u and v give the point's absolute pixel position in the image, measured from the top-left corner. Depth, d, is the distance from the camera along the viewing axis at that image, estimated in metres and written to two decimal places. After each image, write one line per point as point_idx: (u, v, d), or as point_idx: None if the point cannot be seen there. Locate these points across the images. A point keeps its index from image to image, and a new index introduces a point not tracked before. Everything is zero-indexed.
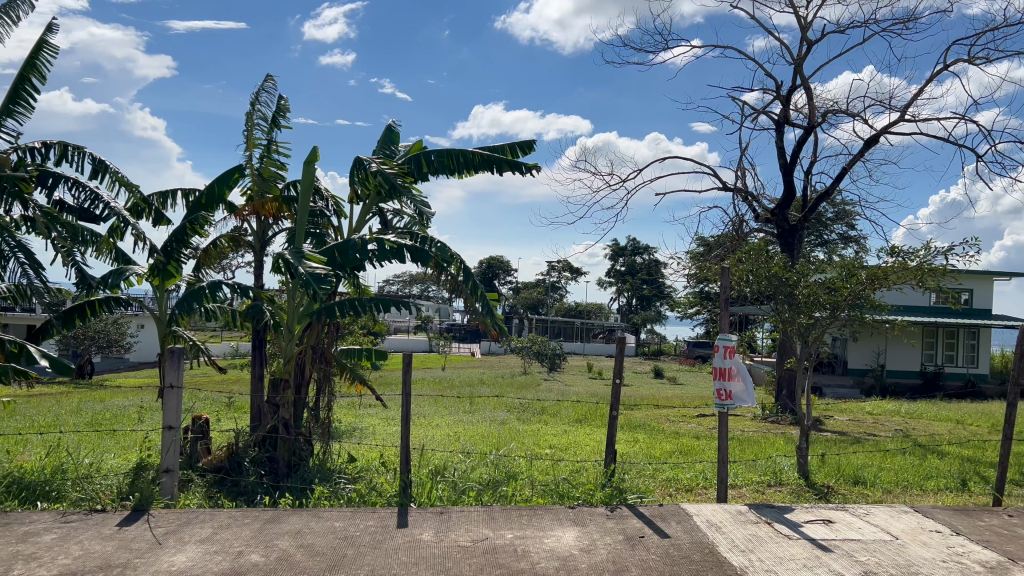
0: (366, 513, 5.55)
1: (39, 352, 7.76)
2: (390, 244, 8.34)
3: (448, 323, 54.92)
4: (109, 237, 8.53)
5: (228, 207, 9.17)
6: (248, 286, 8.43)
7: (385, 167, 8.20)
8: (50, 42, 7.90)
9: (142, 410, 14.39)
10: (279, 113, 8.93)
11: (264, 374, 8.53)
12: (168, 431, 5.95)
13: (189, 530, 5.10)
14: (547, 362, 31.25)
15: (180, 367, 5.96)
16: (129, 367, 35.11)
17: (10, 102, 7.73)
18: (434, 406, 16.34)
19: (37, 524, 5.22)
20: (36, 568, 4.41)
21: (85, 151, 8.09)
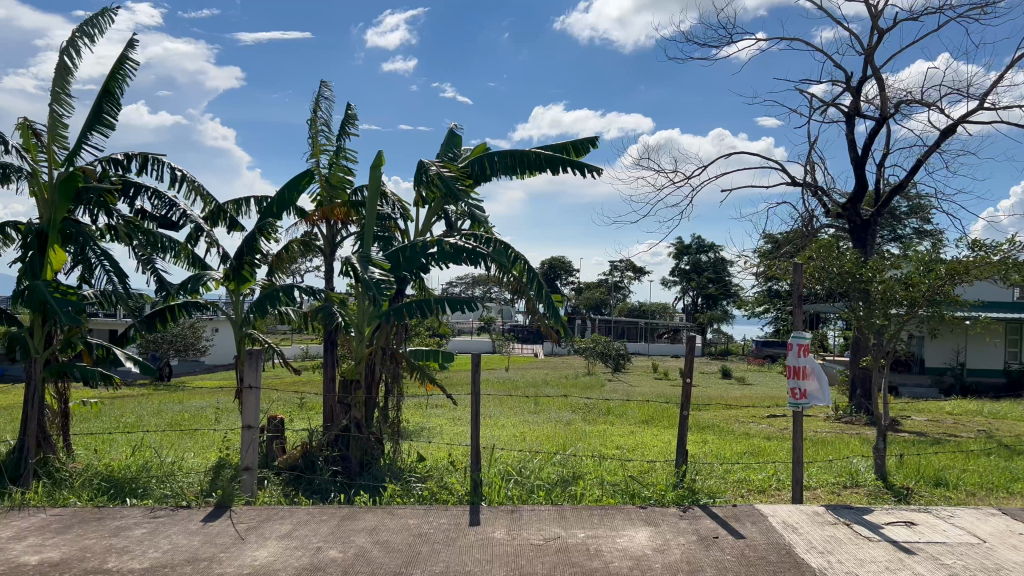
0: (438, 511, 5.62)
1: (123, 357, 8.10)
2: (452, 247, 8.43)
3: (511, 324, 55.13)
4: (187, 243, 8.83)
5: (299, 213, 9.39)
6: (320, 289, 8.62)
7: (446, 170, 8.35)
8: (130, 57, 8.20)
9: (219, 411, 14.90)
10: (345, 120, 9.11)
11: (336, 375, 8.71)
12: (247, 431, 6.14)
13: (269, 526, 5.26)
14: (611, 362, 31.07)
15: (259, 368, 6.16)
16: (205, 370, 36.39)
17: (95, 116, 8.08)
18: (500, 406, 16.45)
19: (127, 519, 5.45)
20: (128, 560, 4.61)
21: (163, 161, 8.38)
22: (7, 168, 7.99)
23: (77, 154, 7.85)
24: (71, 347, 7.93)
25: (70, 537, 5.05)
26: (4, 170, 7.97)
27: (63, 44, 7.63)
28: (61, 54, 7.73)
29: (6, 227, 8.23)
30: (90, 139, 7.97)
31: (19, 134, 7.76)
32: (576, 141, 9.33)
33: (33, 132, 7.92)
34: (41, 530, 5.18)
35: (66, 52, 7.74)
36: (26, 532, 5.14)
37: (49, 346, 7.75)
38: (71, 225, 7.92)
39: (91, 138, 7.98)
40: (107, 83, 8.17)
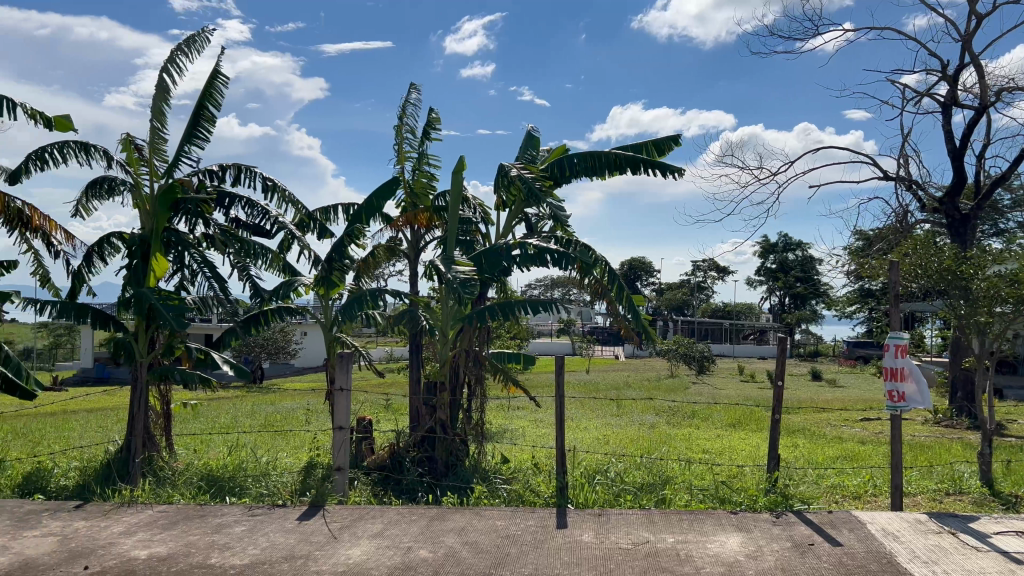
0: (526, 512, 5.64)
1: (220, 360, 8.41)
2: (534, 248, 8.43)
3: (592, 326, 54.91)
4: (279, 250, 9.14)
5: (385, 219, 9.58)
6: (405, 293, 8.78)
7: (527, 172, 8.37)
8: (223, 71, 8.54)
9: (309, 412, 15.34)
10: (428, 125, 9.27)
11: (421, 377, 8.85)
12: (338, 431, 6.30)
13: (362, 525, 5.38)
14: (695, 364, 30.49)
15: (349, 370, 6.32)
16: (296, 373, 37.58)
17: (191, 130, 8.45)
18: (582, 408, 16.40)
19: (227, 517, 5.67)
20: (230, 556, 4.79)
21: (255, 172, 8.69)
22: (112, 181, 8.44)
23: (176, 166, 8.23)
24: (173, 350, 8.34)
25: (175, 533, 5.28)
26: (110, 183, 8.43)
27: (164, 62, 8.02)
28: (162, 72, 8.12)
29: (111, 238, 8.69)
30: (188, 152, 8.33)
31: (122, 149, 8.18)
32: (657, 140, 9.22)
33: (135, 146, 8.32)
34: (149, 526, 5.44)
35: (166, 70, 8.12)
36: (136, 528, 5.40)
37: (153, 349, 8.15)
38: (172, 234, 8.31)
39: (188, 151, 8.35)
40: (202, 97, 8.53)
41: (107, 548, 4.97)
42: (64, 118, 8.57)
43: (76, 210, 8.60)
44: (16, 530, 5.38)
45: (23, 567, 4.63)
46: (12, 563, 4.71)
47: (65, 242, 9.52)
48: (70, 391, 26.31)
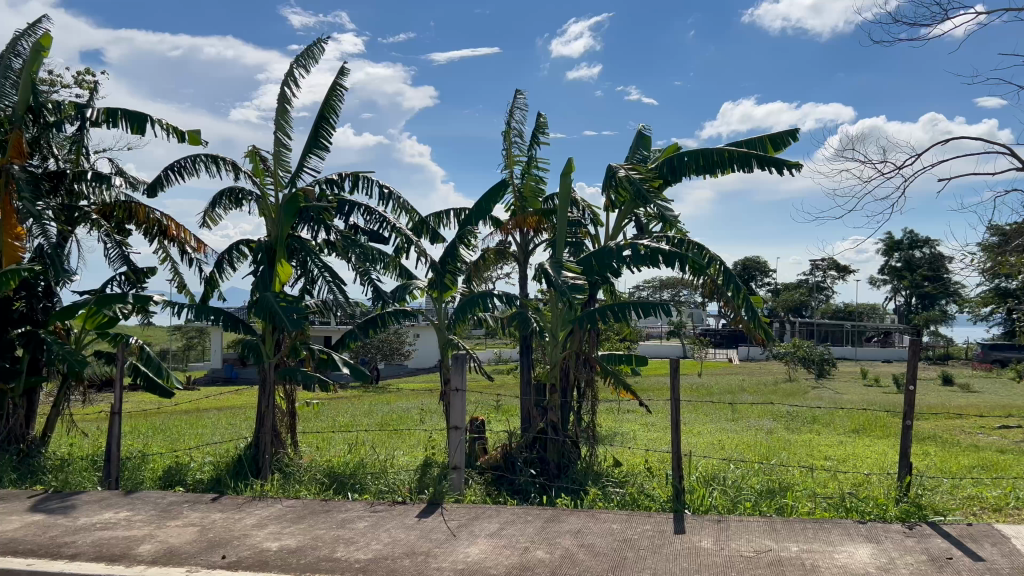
0: (642, 516, 5.58)
1: (341, 362, 8.79)
2: (645, 249, 8.27)
3: (704, 328, 53.68)
4: (396, 255, 9.44)
5: (494, 222, 9.71)
6: (515, 295, 8.85)
7: (635, 173, 8.32)
8: (341, 83, 8.89)
9: (423, 412, 15.68)
10: (537, 129, 9.35)
11: (532, 379, 8.91)
12: (454, 431, 6.43)
13: (479, 524, 5.46)
14: (815, 368, 29.17)
15: (464, 370, 6.45)
16: (409, 374, 38.53)
17: (313, 140, 8.83)
18: (695, 413, 16.06)
19: (351, 512, 5.87)
20: (355, 550, 4.97)
21: (372, 179, 9.00)
22: (239, 193, 8.93)
23: (299, 176, 8.62)
24: (297, 351, 8.79)
25: (303, 526, 5.52)
26: (237, 195, 8.92)
27: (283, 76, 8.47)
28: (282, 85, 8.57)
29: (240, 245, 9.21)
30: (309, 161, 8.72)
31: (249, 161, 8.65)
32: (773, 135, 8.98)
33: (260, 158, 8.76)
34: (280, 519, 5.71)
35: (287, 84, 8.58)
36: (267, 520, 5.68)
37: (278, 350, 8.57)
38: (296, 241, 8.73)
39: (309, 160, 8.73)
40: (323, 109, 8.90)
41: (241, 539, 5.24)
42: (195, 133, 9.21)
43: (204, 221, 9.16)
44: (160, 519, 5.75)
45: (168, 555, 4.94)
46: (157, 550, 5.03)
47: (199, 251, 10.14)
48: (203, 391, 27.83)
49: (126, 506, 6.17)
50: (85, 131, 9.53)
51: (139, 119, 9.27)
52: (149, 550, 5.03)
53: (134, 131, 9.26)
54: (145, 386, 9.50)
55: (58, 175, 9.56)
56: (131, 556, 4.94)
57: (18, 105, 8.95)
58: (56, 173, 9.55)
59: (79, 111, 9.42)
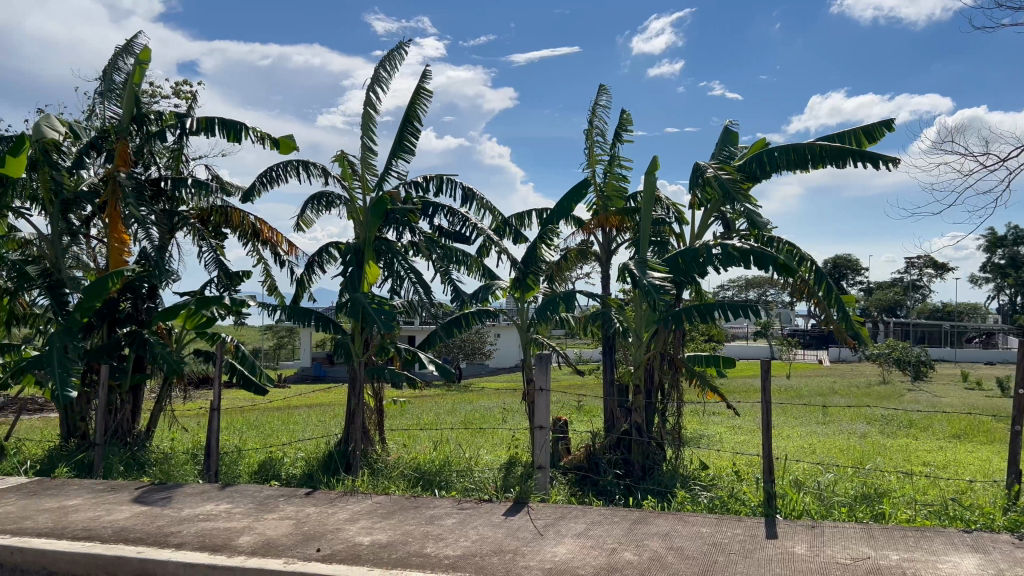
0: (732, 520, 5.48)
1: (426, 361, 8.99)
2: (735, 249, 8.13)
3: (792, 329, 52.19)
4: (480, 256, 9.55)
5: (577, 222, 9.70)
6: (598, 295, 8.80)
7: (723, 171, 8.19)
8: (425, 87, 9.04)
9: (506, 411, 15.76)
10: (619, 127, 9.31)
11: (616, 379, 8.91)
12: (539, 430, 6.43)
13: (565, 524, 5.46)
14: (911, 370, 27.91)
15: (548, 370, 6.47)
16: (491, 373, 38.80)
17: (397, 144, 9.01)
18: (785, 415, 15.62)
19: (439, 509, 5.96)
20: (444, 547, 5.05)
21: (455, 181, 9.13)
22: (329, 197, 9.18)
23: (385, 179, 8.82)
24: (385, 350, 8.97)
25: (393, 522, 5.63)
26: (327, 199, 9.18)
27: (368, 82, 8.71)
28: (368, 91, 8.81)
29: (329, 247, 9.48)
30: (394, 165, 8.91)
31: (338, 166, 8.89)
32: (866, 126, 8.65)
33: (348, 162, 9.01)
34: (370, 514, 5.85)
35: (372, 89, 8.81)
36: (359, 515, 5.82)
37: (367, 350, 8.78)
38: (382, 242, 8.93)
39: (395, 163, 8.93)
40: (407, 113, 9.07)
41: (334, 533, 5.39)
42: (287, 140, 9.53)
43: (297, 224, 9.46)
44: (258, 512, 5.97)
45: (266, 546, 5.13)
46: (256, 542, 5.22)
47: (289, 253, 10.48)
48: (294, 389, 28.66)
49: (226, 498, 6.43)
50: (185, 139, 10.00)
51: (234, 126, 9.65)
52: (249, 542, 5.22)
53: (230, 138, 9.65)
54: (240, 384, 9.87)
55: (160, 182, 10.05)
56: (232, 547, 5.14)
57: (124, 115, 9.47)
58: (158, 181, 10.05)
59: (180, 120, 9.88)
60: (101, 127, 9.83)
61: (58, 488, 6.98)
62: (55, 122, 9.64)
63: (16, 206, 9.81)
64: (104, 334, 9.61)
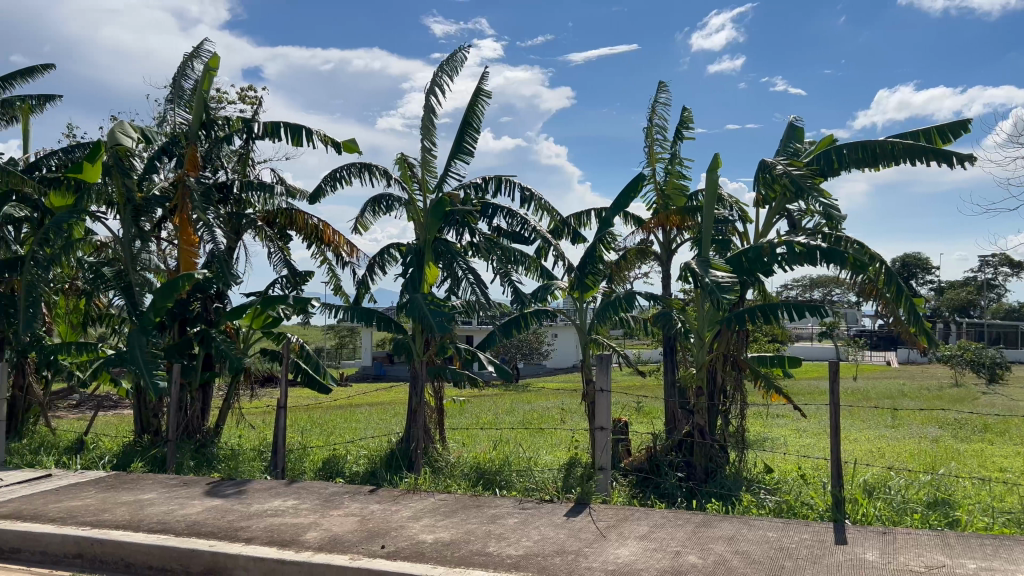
0: (799, 525, 5.37)
1: (486, 361, 9.08)
2: (800, 247, 8.00)
3: (859, 330, 50.81)
4: (538, 256, 9.56)
5: (637, 221, 9.62)
6: (659, 295, 8.71)
7: (793, 168, 8.04)
8: (485, 89, 9.07)
9: (565, 412, 15.71)
10: (680, 124, 9.22)
11: (677, 380, 8.80)
12: (600, 431, 6.40)
13: (628, 526, 5.42)
14: (985, 372, 26.88)
15: (609, 371, 6.44)
16: (549, 372, 38.74)
17: (457, 146, 9.08)
18: (852, 419, 15.22)
19: (501, 508, 5.98)
20: (506, 546, 5.07)
21: (515, 182, 9.15)
22: (390, 199, 9.32)
23: (445, 182, 8.90)
24: (444, 350, 9.05)
25: (455, 520, 5.67)
26: (388, 201, 9.31)
27: (428, 86, 8.80)
28: (427, 94, 8.90)
29: (390, 249, 9.62)
30: (454, 167, 8.99)
31: (398, 169, 9.00)
32: (941, 125, 8.38)
33: (409, 164, 9.11)
34: (433, 512, 5.90)
35: (432, 92, 8.89)
36: (422, 513, 5.88)
37: (427, 350, 8.89)
38: (441, 243, 9.03)
39: (454, 166, 9.01)
40: (467, 116, 9.14)
41: (398, 530, 5.46)
42: (350, 143, 9.69)
43: (357, 227, 9.62)
44: (324, 509, 6.08)
45: (332, 542, 5.22)
46: (322, 538, 5.33)
47: (352, 255, 10.65)
48: (355, 388, 29.09)
49: (293, 494, 6.57)
50: (252, 144, 10.24)
51: (299, 130, 9.84)
52: (316, 537, 5.33)
53: (295, 142, 9.85)
54: (304, 383, 10.07)
55: (228, 186, 10.31)
56: (300, 542, 5.25)
57: (193, 121, 9.78)
58: (226, 184, 10.30)
59: (246, 125, 10.13)
60: (171, 133, 10.15)
61: (135, 482, 7.23)
62: (128, 128, 9.99)
63: (92, 211, 10.17)
64: (175, 334, 9.94)
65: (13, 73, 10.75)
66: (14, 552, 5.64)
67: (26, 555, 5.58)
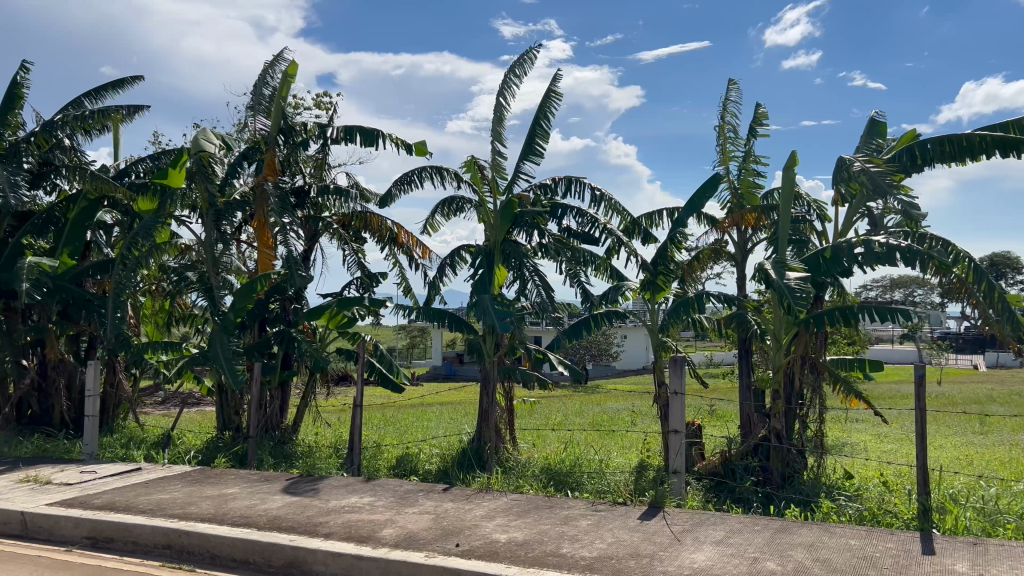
0: (883, 533, 5.20)
1: (557, 362, 9.12)
2: (880, 247, 7.79)
3: (943, 332, 48.83)
4: (608, 257, 9.51)
5: (711, 221, 9.47)
6: (734, 296, 8.56)
7: (871, 165, 7.81)
8: (555, 89, 9.08)
9: (636, 414, 15.55)
10: (754, 122, 9.05)
11: (753, 383, 8.62)
12: (674, 434, 6.33)
13: (703, 531, 5.34)
14: None
15: (683, 374, 6.37)
16: (619, 374, 38.45)
17: (528, 147, 9.11)
18: (938, 425, 14.61)
19: (574, 510, 5.97)
20: (579, 547, 5.06)
21: (585, 182, 9.14)
22: (460, 201, 9.42)
23: (515, 183, 8.95)
24: (514, 351, 9.09)
25: (529, 521, 5.69)
26: (458, 203, 9.41)
27: (498, 87, 8.86)
28: (497, 96, 8.96)
29: (460, 250, 9.71)
30: (525, 168, 9.02)
31: (468, 171, 9.09)
32: None
33: (478, 166, 9.19)
34: (506, 512, 5.93)
35: (502, 95, 8.95)
36: (495, 512, 5.92)
37: (498, 350, 8.95)
38: (510, 245, 9.10)
39: (525, 167, 9.04)
40: (538, 116, 9.15)
41: (472, 529, 5.51)
42: (421, 145, 9.83)
43: (427, 228, 9.75)
44: (399, 506, 6.18)
45: (408, 539, 5.30)
46: (398, 535, 5.42)
47: (424, 257, 10.77)
48: (427, 388, 29.40)
49: (369, 491, 6.70)
50: (327, 149, 10.49)
51: (371, 134, 10.03)
52: (392, 534, 5.42)
53: (368, 146, 10.05)
54: (379, 382, 10.25)
55: (305, 190, 10.57)
56: (377, 538, 5.35)
57: (272, 127, 10.08)
58: (303, 188, 10.57)
59: (322, 131, 10.38)
60: (251, 140, 10.46)
61: (219, 477, 7.49)
62: (210, 135, 10.41)
63: (177, 215, 10.59)
64: (256, 334, 10.30)
65: (105, 84, 11.27)
66: (109, 542, 5.92)
67: (120, 544, 5.85)
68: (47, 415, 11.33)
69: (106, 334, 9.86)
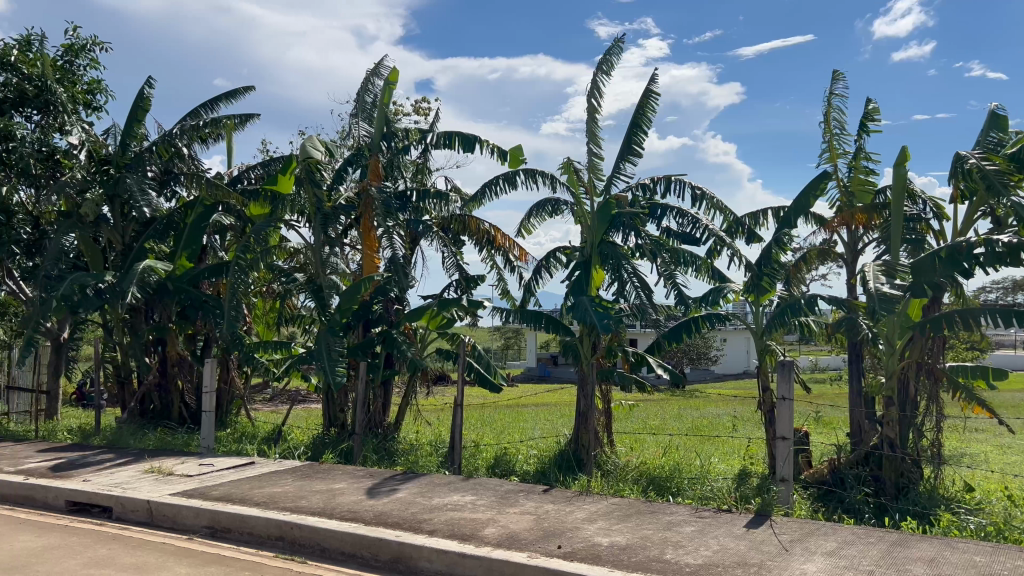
0: (1011, 550, 4.90)
1: (657, 365, 9.00)
2: (1005, 246, 7.34)
3: None
4: (708, 258, 9.33)
5: (819, 220, 9.15)
6: (844, 299, 8.24)
7: (989, 162, 7.40)
8: (654, 88, 8.95)
9: (737, 420, 15.18)
10: (865, 117, 8.69)
11: (864, 388, 8.31)
12: (781, 441, 6.14)
13: (814, 541, 5.17)
14: None
15: (790, 380, 6.17)
16: (718, 378, 37.60)
17: (627, 147, 9.05)
18: None
19: (677, 516, 5.88)
20: (684, 554, 4.98)
21: (685, 181, 8.97)
22: (556, 203, 9.42)
23: (612, 184, 8.89)
24: (613, 353, 9.00)
25: (630, 525, 5.64)
26: (554, 205, 9.41)
27: (588, 88, 8.79)
28: (589, 96, 8.88)
29: (557, 251, 9.73)
30: (623, 168, 8.97)
31: (565, 173, 9.06)
32: None
33: (575, 168, 9.14)
34: (608, 515, 5.90)
35: (592, 95, 8.88)
36: (596, 516, 5.89)
37: (596, 353, 8.78)
38: (608, 247, 9.01)
39: (624, 168, 8.97)
40: (636, 115, 9.04)
41: (574, 531, 5.50)
42: (517, 150, 9.89)
43: (521, 231, 9.82)
44: (500, 505, 6.24)
45: (511, 539, 5.35)
46: (501, 534, 5.47)
47: (521, 259, 10.83)
48: (523, 390, 29.52)
49: (470, 490, 6.78)
50: (427, 153, 10.70)
51: (469, 138, 10.16)
52: (494, 533, 5.48)
53: (467, 150, 10.18)
54: (477, 382, 10.36)
55: (406, 194, 10.80)
56: (480, 537, 5.42)
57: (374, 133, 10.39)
58: (405, 193, 10.81)
59: (422, 135, 10.58)
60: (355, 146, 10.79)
61: (326, 473, 7.75)
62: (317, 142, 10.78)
63: (287, 220, 11.02)
64: (360, 334, 10.60)
65: (219, 95, 11.83)
66: (226, 532, 6.21)
67: (236, 534, 6.13)
68: (167, 411, 11.99)
69: (221, 334, 10.35)
